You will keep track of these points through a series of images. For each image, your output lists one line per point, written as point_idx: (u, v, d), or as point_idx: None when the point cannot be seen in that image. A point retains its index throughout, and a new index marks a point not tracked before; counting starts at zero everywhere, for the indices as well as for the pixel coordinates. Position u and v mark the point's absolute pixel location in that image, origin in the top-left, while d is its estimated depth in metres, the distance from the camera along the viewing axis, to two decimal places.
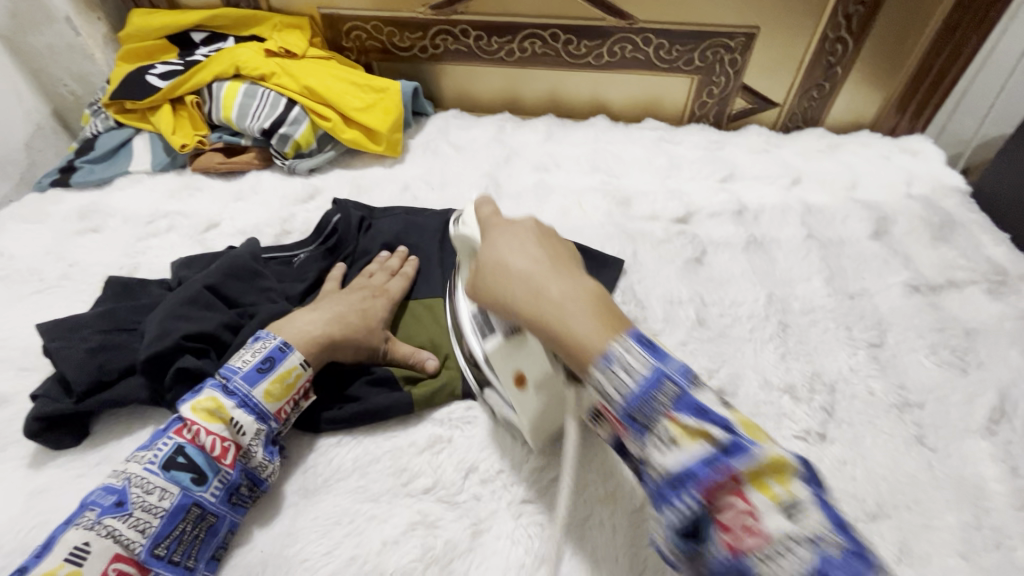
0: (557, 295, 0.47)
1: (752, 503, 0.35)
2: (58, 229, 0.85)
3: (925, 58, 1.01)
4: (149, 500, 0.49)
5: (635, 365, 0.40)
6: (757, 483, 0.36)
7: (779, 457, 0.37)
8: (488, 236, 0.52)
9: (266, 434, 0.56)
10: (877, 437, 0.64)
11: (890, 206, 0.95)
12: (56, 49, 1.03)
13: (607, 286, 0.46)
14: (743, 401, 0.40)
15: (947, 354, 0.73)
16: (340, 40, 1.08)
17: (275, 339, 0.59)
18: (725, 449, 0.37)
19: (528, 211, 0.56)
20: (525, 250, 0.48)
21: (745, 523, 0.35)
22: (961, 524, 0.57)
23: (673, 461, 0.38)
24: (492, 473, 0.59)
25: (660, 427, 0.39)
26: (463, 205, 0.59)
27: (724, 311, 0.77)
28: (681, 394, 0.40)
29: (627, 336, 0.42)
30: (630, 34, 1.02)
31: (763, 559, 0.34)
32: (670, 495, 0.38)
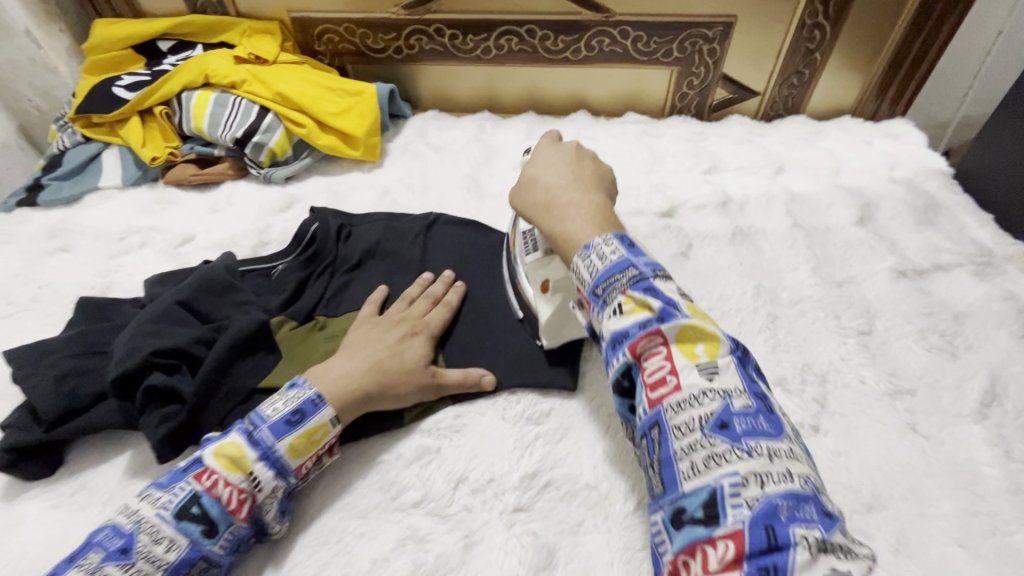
0: (586, 256, 0.53)
1: (672, 360, 0.45)
2: (26, 250, 0.82)
3: (903, 41, 1.01)
4: (156, 550, 0.46)
5: (607, 254, 0.52)
6: (681, 344, 0.46)
7: (710, 331, 0.47)
8: (555, 210, 0.59)
9: (283, 491, 0.53)
10: (870, 427, 0.63)
11: (875, 191, 0.95)
12: (17, 63, 0.99)
13: (641, 261, 0.51)
14: (747, 376, 0.46)
15: (937, 338, 0.72)
16: (312, 44, 1.06)
17: (311, 389, 0.56)
18: (658, 316, 0.47)
19: (589, 173, 0.63)
20: (587, 227, 0.56)
21: (662, 376, 0.45)
22: (957, 512, 0.56)
23: (616, 323, 0.48)
24: (482, 483, 0.57)
25: (615, 300, 0.49)
26: (523, 172, 0.65)
27: (712, 305, 0.76)
28: (680, 358, 0.45)
29: (647, 303, 0.47)
30: (607, 27, 1.01)
31: (673, 406, 0.44)
32: (610, 353, 0.48)
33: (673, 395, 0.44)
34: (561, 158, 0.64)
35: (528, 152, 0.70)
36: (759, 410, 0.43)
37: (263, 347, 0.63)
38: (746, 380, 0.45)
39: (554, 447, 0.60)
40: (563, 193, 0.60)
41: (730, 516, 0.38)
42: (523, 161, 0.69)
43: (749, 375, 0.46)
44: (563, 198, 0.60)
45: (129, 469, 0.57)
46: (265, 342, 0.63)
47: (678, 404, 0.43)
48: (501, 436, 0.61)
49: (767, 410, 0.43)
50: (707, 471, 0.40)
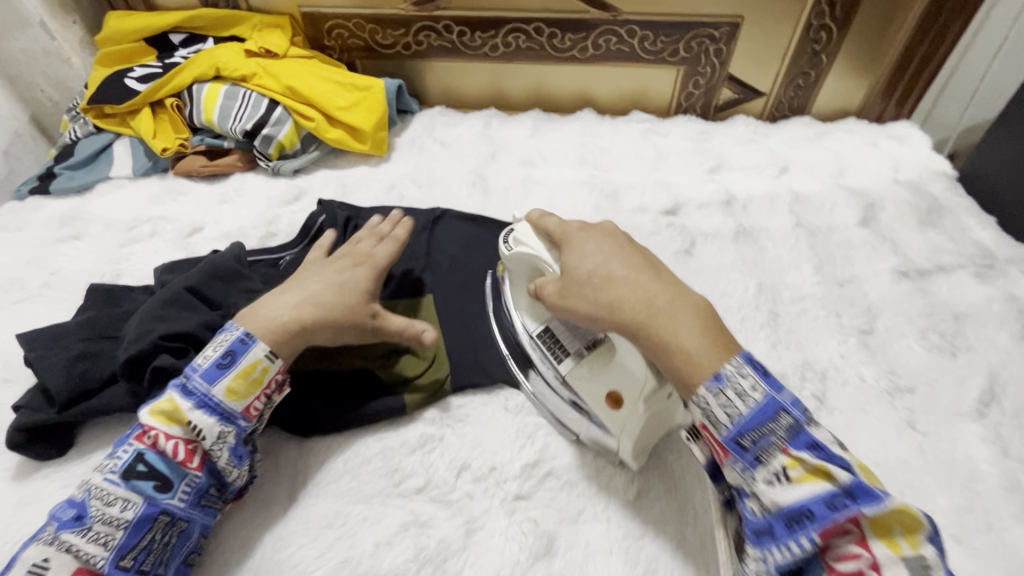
0: (650, 294, 0.49)
1: (782, 461, 0.41)
2: (38, 237, 0.84)
3: (910, 43, 1.01)
4: (111, 511, 0.48)
5: (750, 394, 0.43)
6: (880, 535, 0.38)
7: (911, 512, 0.38)
8: (648, 335, 0.48)
9: (234, 435, 0.54)
10: (869, 424, 0.64)
11: (878, 192, 0.95)
12: (31, 54, 1.01)
13: (697, 298, 0.49)
14: (826, 406, 0.44)
15: (937, 338, 0.73)
16: (322, 39, 1.07)
17: (238, 331, 0.56)
18: (845, 489, 0.39)
19: (651, 261, 0.54)
20: (704, 343, 0.46)
21: (743, 447, 0.44)
22: (953, 507, 0.57)
23: (784, 493, 0.40)
24: (485, 471, 0.58)
25: (775, 461, 0.42)
26: (579, 269, 0.53)
27: (714, 302, 0.77)
28: (763, 391, 0.44)
29: (725, 344, 0.46)
30: (614, 26, 1.01)
31: (740, 445, 0.44)
32: (761, 523, 0.42)
33: (738, 438, 0.44)
34: (611, 247, 0.54)
35: (519, 241, 0.60)
36: (851, 478, 0.39)
37: None
38: (868, 477, 0.40)
39: (556, 437, 0.61)
40: (581, 229, 0.57)
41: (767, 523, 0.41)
42: (507, 255, 0.62)
43: (828, 407, 0.45)
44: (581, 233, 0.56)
45: None
46: None
47: (747, 446, 0.43)
48: (503, 425, 0.62)
49: (867, 481, 0.39)
50: (760, 450, 0.42)
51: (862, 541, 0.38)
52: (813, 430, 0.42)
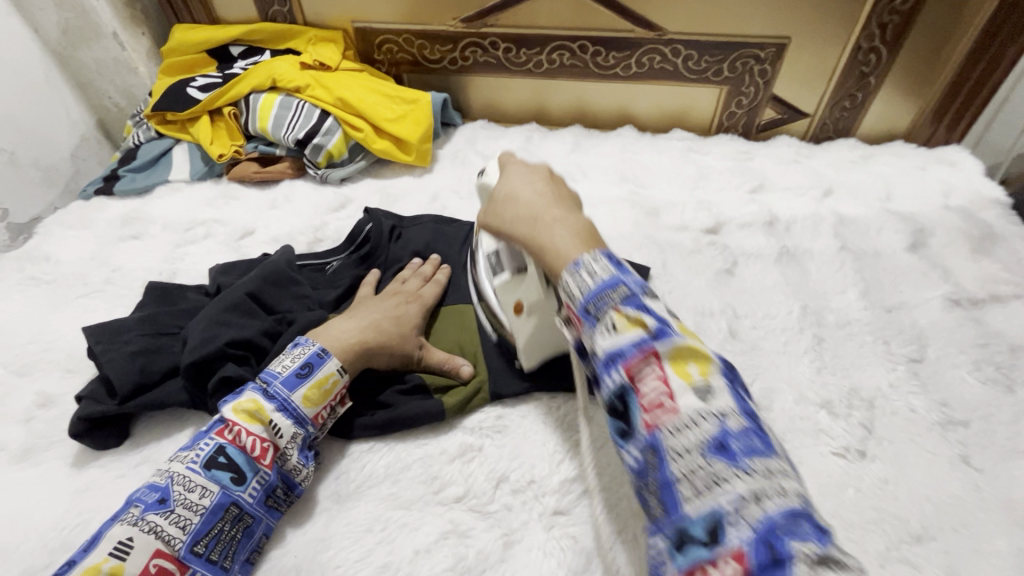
0: (577, 272, 0.49)
1: (671, 384, 0.42)
2: (102, 235, 0.88)
3: (963, 68, 0.99)
4: (191, 497, 0.50)
5: (597, 272, 0.48)
6: (677, 364, 0.43)
7: (703, 352, 0.45)
8: (540, 232, 0.53)
9: (302, 439, 0.57)
10: (920, 456, 0.62)
11: (927, 218, 0.93)
12: (102, 63, 1.07)
13: (632, 280, 0.48)
14: (737, 396, 0.43)
15: (992, 371, 0.70)
16: (372, 53, 1.11)
17: (314, 344, 0.60)
18: (653, 334, 0.44)
19: (567, 193, 0.57)
20: (572, 243, 0.51)
21: (662, 405, 0.42)
22: (1012, 549, 0.55)
23: (613, 342, 0.45)
24: (523, 483, 0.58)
25: (607, 318, 0.46)
26: (498, 189, 0.57)
27: (756, 324, 0.76)
28: (675, 380, 0.43)
29: (642, 321, 0.45)
30: (658, 45, 1.02)
31: (671, 431, 0.41)
32: (605, 373, 0.45)
33: (670, 419, 0.41)
34: (536, 176, 0.57)
35: (483, 172, 0.62)
36: (754, 430, 0.41)
37: None
38: (737, 398, 0.43)
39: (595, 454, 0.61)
40: (547, 208, 0.54)
41: (730, 533, 0.36)
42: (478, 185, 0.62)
43: (740, 396, 0.44)
44: (550, 212, 0.54)
45: None
46: None
47: (674, 427, 0.41)
48: (542, 439, 0.62)
49: (759, 428, 0.42)
50: (673, 446, 0.41)
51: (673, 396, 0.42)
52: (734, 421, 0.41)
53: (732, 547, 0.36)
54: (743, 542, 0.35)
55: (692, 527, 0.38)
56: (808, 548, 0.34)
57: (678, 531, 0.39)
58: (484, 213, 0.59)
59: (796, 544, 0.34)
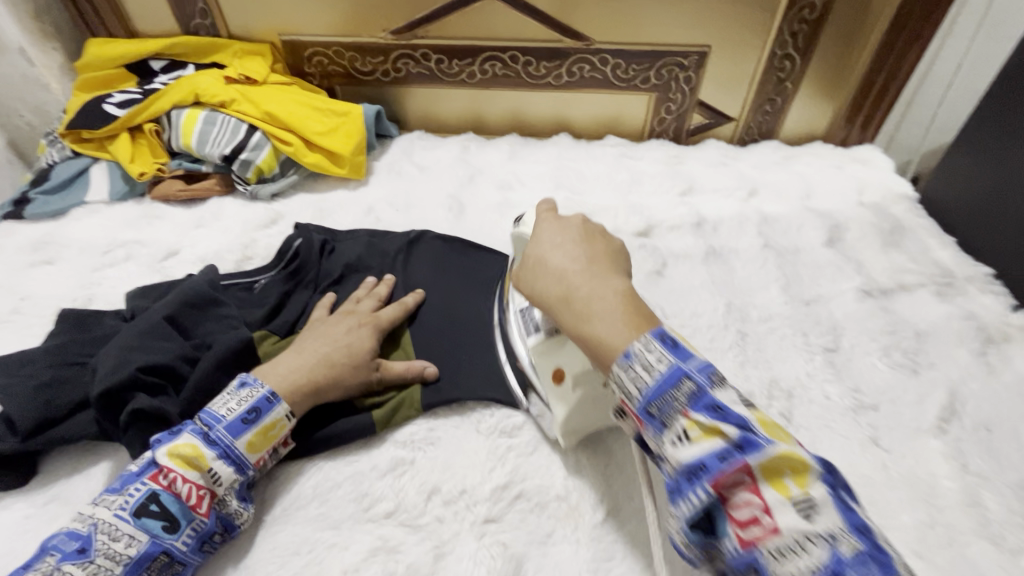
0: (628, 367, 0.45)
1: (766, 498, 0.39)
2: (10, 262, 0.83)
3: (869, 72, 1.06)
4: (115, 547, 0.47)
5: (654, 364, 0.44)
6: (772, 480, 0.39)
7: (800, 458, 0.40)
8: (575, 301, 0.50)
9: (242, 483, 0.55)
10: (834, 441, 0.65)
11: (843, 214, 0.98)
12: (10, 79, 1.01)
13: (693, 364, 0.44)
14: (844, 505, 0.39)
15: (899, 356, 0.75)
16: (302, 65, 1.09)
17: (264, 387, 0.58)
18: (738, 445, 0.40)
19: (602, 252, 0.54)
20: (620, 330, 0.47)
21: (757, 519, 0.38)
22: (916, 523, 0.58)
23: (687, 454, 0.41)
24: (455, 494, 0.58)
25: (676, 424, 0.42)
26: (529, 252, 0.56)
27: (685, 322, 0.79)
28: (771, 493, 0.39)
29: (718, 429, 0.41)
30: (587, 55, 1.05)
31: (773, 554, 0.37)
32: (684, 487, 0.41)
33: (770, 540, 0.37)
34: (568, 233, 0.56)
35: (522, 222, 0.64)
36: (870, 553, 0.36)
37: (249, 364, 0.64)
38: (844, 512, 0.38)
39: (527, 459, 0.61)
40: (580, 278, 0.51)
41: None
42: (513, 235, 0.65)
43: (845, 504, 0.39)
44: (581, 285, 0.51)
45: (105, 479, 0.58)
46: (251, 358, 0.64)
47: (777, 550, 0.37)
48: (475, 448, 0.62)
49: (879, 549, 0.36)
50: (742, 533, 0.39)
51: (755, 489, 0.39)
52: (716, 392, 0.43)
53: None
54: None
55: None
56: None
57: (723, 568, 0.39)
58: (514, 276, 0.57)
59: None
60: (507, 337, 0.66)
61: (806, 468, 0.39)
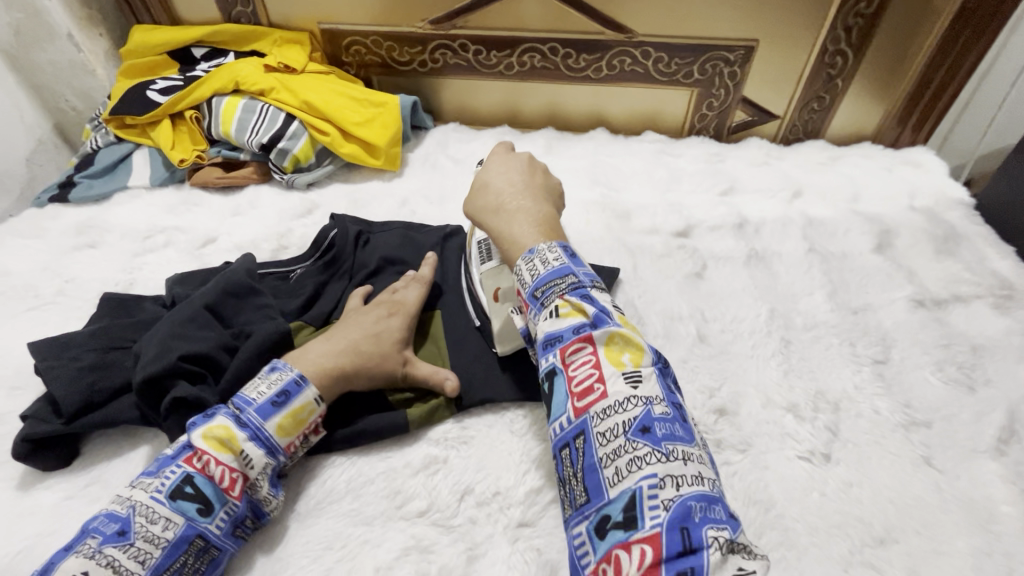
0: (529, 260, 0.59)
1: (602, 367, 0.50)
2: (55, 244, 0.85)
3: (927, 69, 1.00)
4: (153, 530, 0.47)
5: (548, 260, 0.58)
6: (610, 353, 0.50)
7: (637, 342, 0.51)
8: (503, 213, 0.65)
9: (274, 468, 0.55)
10: (883, 459, 0.62)
11: (893, 219, 0.94)
12: (58, 65, 1.03)
13: (580, 272, 0.58)
14: (667, 388, 0.50)
15: (954, 371, 0.71)
16: (340, 55, 1.09)
17: (292, 370, 0.58)
18: (591, 321, 0.52)
19: (538, 183, 0.69)
20: (531, 232, 0.62)
21: (591, 382, 0.49)
22: (972, 550, 0.55)
23: (552, 326, 0.54)
24: (488, 496, 0.57)
25: (551, 303, 0.55)
26: (476, 179, 0.70)
27: (725, 327, 0.76)
28: (607, 366, 0.50)
29: (582, 309, 0.53)
30: (629, 47, 1.02)
31: (600, 415, 0.47)
32: (542, 354, 0.53)
33: (600, 402, 0.48)
34: (514, 166, 0.70)
35: (482, 163, 0.73)
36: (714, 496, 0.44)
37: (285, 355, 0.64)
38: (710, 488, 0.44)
39: None
40: (513, 201, 0.66)
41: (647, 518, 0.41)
42: (476, 174, 0.72)
43: (669, 388, 0.50)
44: (513, 204, 0.65)
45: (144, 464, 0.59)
46: (288, 350, 0.64)
47: (605, 410, 0.47)
48: (508, 449, 0.61)
49: (682, 420, 0.48)
50: (598, 428, 0.47)
51: (598, 364, 0.50)
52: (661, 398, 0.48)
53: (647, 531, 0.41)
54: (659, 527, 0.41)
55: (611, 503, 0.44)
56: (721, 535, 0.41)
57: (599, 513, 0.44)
58: (466, 199, 0.70)
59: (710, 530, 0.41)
60: (467, 267, 0.74)
61: (640, 350, 0.51)
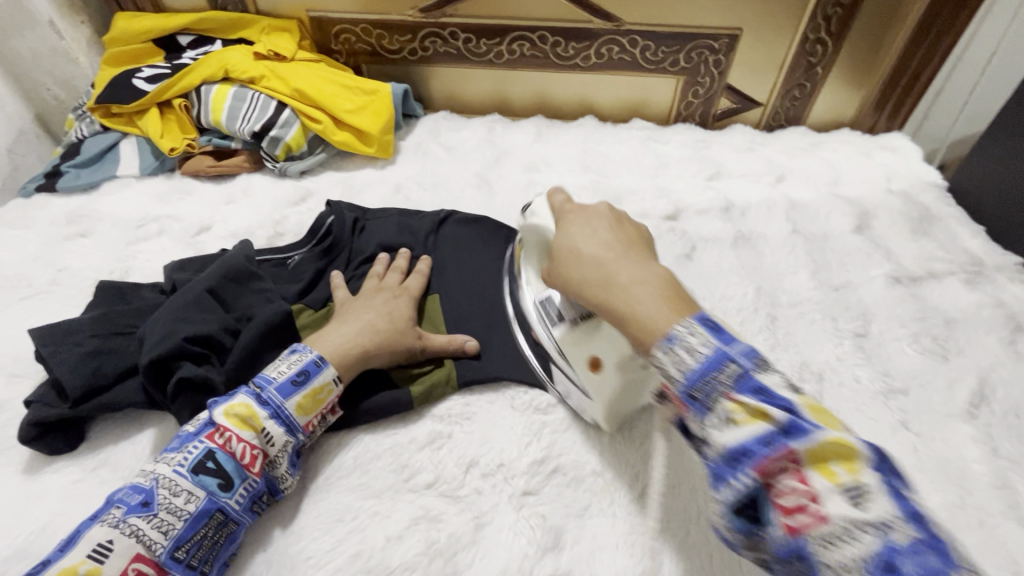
0: (672, 350, 0.42)
1: (813, 485, 0.36)
2: (45, 234, 0.84)
3: (902, 57, 1.04)
4: (175, 502, 0.49)
5: (697, 348, 0.41)
6: (818, 467, 0.36)
7: (848, 444, 0.37)
8: (616, 290, 0.48)
9: (293, 446, 0.56)
10: (864, 424, 0.66)
11: (871, 201, 0.98)
12: (39, 53, 1.01)
13: (737, 350, 0.41)
14: (900, 496, 0.35)
15: (928, 342, 0.75)
16: (329, 43, 1.09)
17: (312, 352, 0.59)
18: (784, 430, 0.37)
19: (632, 235, 0.53)
20: (663, 309, 0.45)
21: (804, 506, 0.36)
22: (946, 505, 0.59)
23: (731, 437, 0.39)
24: (493, 467, 0.59)
25: (719, 407, 0.40)
26: (560, 245, 0.54)
27: (714, 305, 0.79)
28: (818, 481, 0.36)
29: (764, 412, 0.38)
30: (616, 36, 1.04)
31: (821, 543, 0.34)
32: (725, 472, 0.39)
33: (817, 528, 0.35)
34: (599, 224, 0.54)
35: (533, 212, 0.61)
36: (927, 541, 0.33)
37: (288, 337, 0.65)
38: (896, 497, 0.35)
39: (561, 435, 0.62)
40: (619, 268, 0.49)
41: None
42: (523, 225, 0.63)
43: (901, 494, 0.35)
44: (622, 275, 0.49)
45: (151, 446, 0.59)
46: (290, 331, 0.65)
47: (825, 539, 0.34)
48: (510, 423, 0.63)
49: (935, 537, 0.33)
50: (825, 560, 0.34)
51: (800, 475, 0.37)
52: (761, 375, 0.40)
53: None
54: None
55: None
56: None
57: None
58: (551, 271, 0.55)
59: None
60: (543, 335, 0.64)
61: (855, 453, 0.36)
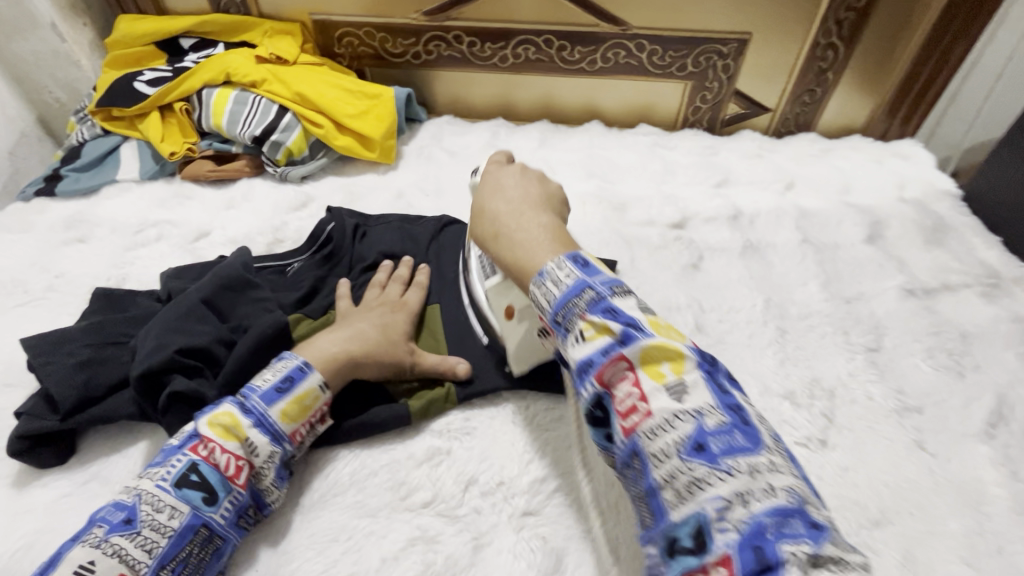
0: (541, 283, 0.49)
1: (642, 386, 0.42)
2: (43, 239, 0.83)
3: (916, 62, 1.01)
4: (158, 519, 0.47)
5: (562, 279, 0.48)
6: (646, 367, 0.42)
7: (674, 348, 0.43)
8: (503, 239, 0.56)
9: (279, 457, 0.54)
10: (878, 444, 0.64)
11: (884, 210, 0.95)
12: (41, 55, 1.01)
13: (598, 280, 0.48)
14: (717, 389, 0.42)
15: (944, 358, 0.73)
16: (332, 46, 1.07)
17: (297, 358, 0.57)
18: (619, 340, 0.43)
19: (538, 193, 0.61)
20: (544, 249, 0.52)
21: (635, 408, 0.41)
22: (964, 530, 0.57)
23: (580, 352, 0.44)
24: (492, 485, 0.58)
25: (576, 327, 0.46)
26: (472, 205, 0.62)
27: (722, 317, 0.77)
28: (646, 381, 0.42)
29: (607, 327, 0.44)
30: (623, 40, 1.02)
31: (647, 434, 0.40)
32: (578, 384, 0.45)
33: (646, 422, 0.40)
34: (509, 183, 0.62)
35: (477, 172, 0.67)
36: (733, 425, 0.40)
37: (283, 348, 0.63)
38: (716, 393, 0.41)
39: (564, 453, 0.60)
40: (513, 216, 0.58)
41: (717, 539, 0.36)
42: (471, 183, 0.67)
43: (719, 388, 0.42)
44: (512, 224, 0.57)
45: (143, 459, 0.58)
46: (287, 342, 0.63)
47: (651, 430, 0.40)
48: (512, 440, 0.61)
49: (744, 423, 0.40)
50: (650, 450, 0.40)
51: (632, 375, 0.42)
52: (616, 299, 0.46)
53: (718, 553, 0.35)
54: (729, 547, 0.35)
55: (677, 533, 0.37)
56: (800, 549, 0.34)
57: (666, 537, 0.38)
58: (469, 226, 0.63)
59: (786, 545, 0.34)
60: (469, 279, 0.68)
61: (680, 356, 0.42)
